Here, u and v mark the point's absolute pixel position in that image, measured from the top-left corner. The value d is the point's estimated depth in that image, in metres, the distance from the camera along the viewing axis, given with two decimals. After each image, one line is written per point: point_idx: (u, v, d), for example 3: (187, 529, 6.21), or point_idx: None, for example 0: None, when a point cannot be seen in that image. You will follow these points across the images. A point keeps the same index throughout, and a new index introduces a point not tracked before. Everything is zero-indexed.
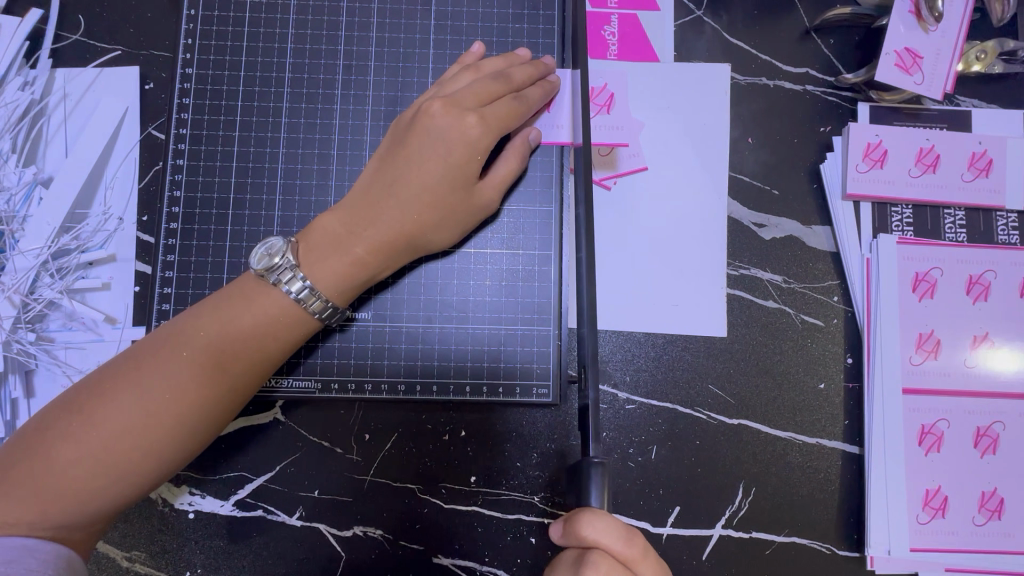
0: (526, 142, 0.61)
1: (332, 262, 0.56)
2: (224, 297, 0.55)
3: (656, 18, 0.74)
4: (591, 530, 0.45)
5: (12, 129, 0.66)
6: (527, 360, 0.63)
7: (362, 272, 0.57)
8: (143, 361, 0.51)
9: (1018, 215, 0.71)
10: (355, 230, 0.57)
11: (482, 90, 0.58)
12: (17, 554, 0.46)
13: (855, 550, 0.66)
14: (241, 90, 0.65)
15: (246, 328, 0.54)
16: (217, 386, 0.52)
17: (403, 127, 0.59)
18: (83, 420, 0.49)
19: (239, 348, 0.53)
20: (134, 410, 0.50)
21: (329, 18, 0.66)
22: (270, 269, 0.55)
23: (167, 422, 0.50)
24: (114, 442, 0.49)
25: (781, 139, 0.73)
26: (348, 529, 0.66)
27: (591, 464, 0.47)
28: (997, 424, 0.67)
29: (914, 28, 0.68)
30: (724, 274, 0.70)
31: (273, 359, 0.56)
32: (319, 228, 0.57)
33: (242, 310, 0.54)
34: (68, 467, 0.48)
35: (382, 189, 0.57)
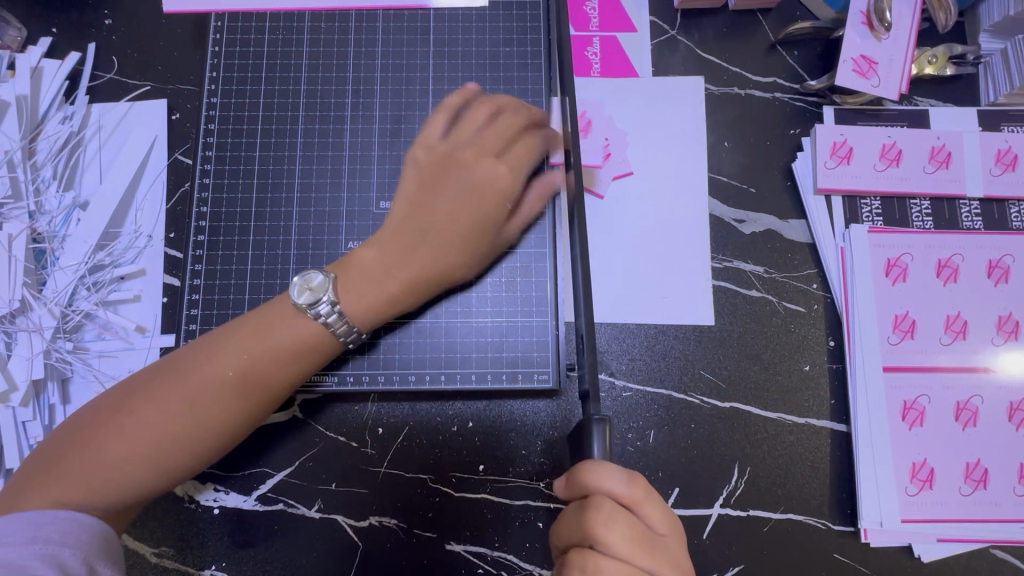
0: (551, 184, 0.69)
1: (366, 296, 0.61)
2: (265, 314, 0.60)
3: (634, 38, 0.81)
4: (591, 476, 0.48)
5: (53, 157, 0.73)
6: (528, 350, 0.67)
7: (393, 308, 0.63)
8: (189, 369, 0.56)
9: (980, 202, 0.76)
10: (391, 270, 0.62)
11: (524, 143, 0.67)
12: (69, 526, 0.49)
13: (849, 524, 0.69)
14: (260, 115, 0.72)
15: (286, 347, 0.58)
16: (256, 395, 0.58)
17: (438, 166, 0.65)
18: (133, 415, 0.54)
19: (278, 362, 0.58)
20: (181, 412, 0.55)
21: (338, 49, 0.74)
22: (313, 303, 0.59)
23: (209, 425, 0.56)
24: (164, 440, 0.54)
25: (754, 142, 0.79)
26: (364, 520, 0.69)
27: (593, 420, 0.49)
28: (976, 397, 0.71)
29: (868, 37, 0.75)
30: (709, 267, 0.75)
31: (307, 373, 0.61)
32: (357, 266, 0.62)
33: (283, 331, 0.59)
34: (118, 458, 0.53)
35: (416, 233, 0.63)
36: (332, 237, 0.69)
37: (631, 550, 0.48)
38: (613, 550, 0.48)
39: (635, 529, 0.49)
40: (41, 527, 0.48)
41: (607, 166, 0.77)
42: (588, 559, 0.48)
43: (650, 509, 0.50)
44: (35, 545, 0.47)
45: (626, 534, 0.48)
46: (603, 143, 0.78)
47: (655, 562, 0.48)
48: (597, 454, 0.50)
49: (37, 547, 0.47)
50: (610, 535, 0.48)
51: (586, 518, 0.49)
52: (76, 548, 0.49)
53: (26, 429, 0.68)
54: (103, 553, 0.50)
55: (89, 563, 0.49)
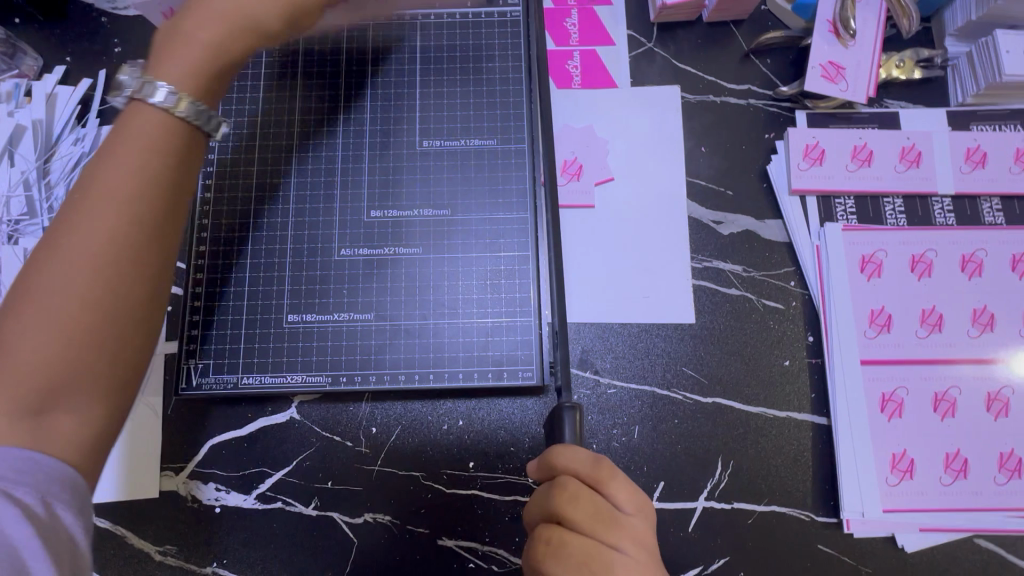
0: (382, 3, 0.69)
1: (183, 57, 0.51)
2: (83, 188, 0.47)
3: (613, 51, 0.85)
4: (557, 454, 0.52)
5: (67, 177, 0.78)
6: (512, 348, 0.70)
7: (202, 63, 0.52)
8: (36, 279, 0.45)
9: (952, 199, 0.78)
10: (188, 59, 0.51)
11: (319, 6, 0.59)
12: (20, 462, 0.41)
13: (832, 515, 0.71)
14: (256, 130, 0.76)
15: (138, 159, 0.48)
16: (142, 224, 0.47)
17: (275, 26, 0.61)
18: (10, 324, 0.43)
19: (143, 183, 0.47)
20: (62, 275, 0.44)
21: (330, 68, 0.78)
22: (145, 83, 0.50)
23: (101, 309, 0.45)
24: (58, 319, 0.44)
25: (731, 147, 0.82)
26: (360, 517, 0.72)
27: (564, 405, 0.55)
28: (953, 388, 0.72)
29: (835, 44, 0.78)
30: (689, 267, 0.78)
31: (179, 174, 0.50)
32: (180, 35, 0.52)
33: (119, 163, 0.47)
34: (22, 368, 0.43)
35: (196, 1, 0.54)
36: (325, 245, 0.73)
37: (594, 525, 0.50)
38: (577, 524, 0.51)
39: (599, 507, 0.51)
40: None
41: (583, 178, 0.80)
42: (553, 533, 0.51)
43: (616, 489, 0.51)
44: None
45: (589, 510, 0.51)
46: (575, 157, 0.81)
47: (617, 538, 0.50)
48: (568, 438, 0.55)
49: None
50: (574, 510, 0.51)
51: (552, 495, 0.52)
52: (33, 486, 0.42)
53: None
54: (65, 493, 0.43)
55: (47, 502, 0.42)
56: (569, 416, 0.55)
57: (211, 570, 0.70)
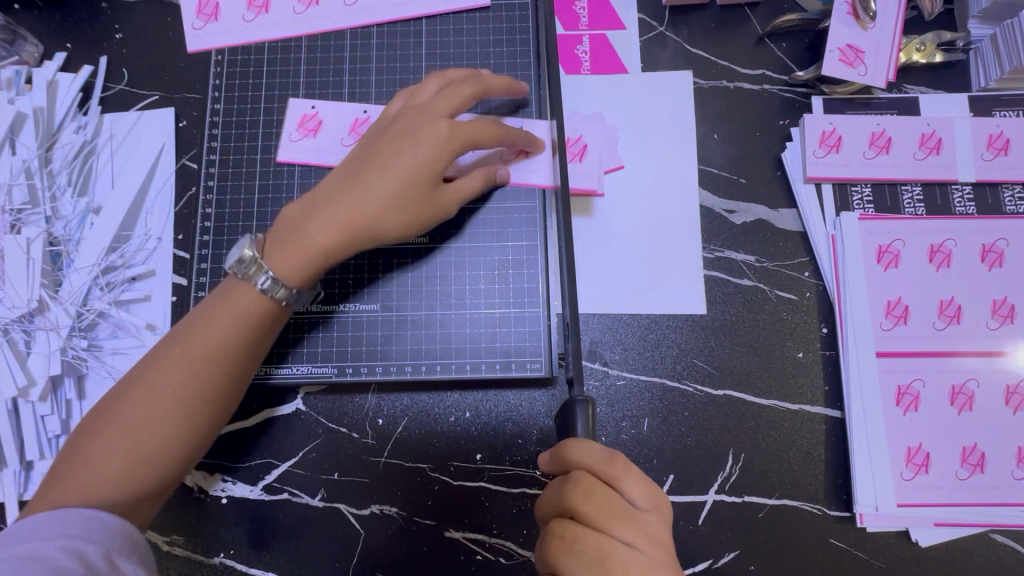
0: (494, 175, 0.68)
1: (297, 253, 0.62)
2: (208, 303, 0.63)
3: (623, 35, 0.83)
4: (571, 451, 0.51)
5: (68, 165, 0.77)
6: (520, 340, 0.69)
7: (321, 258, 0.63)
8: (149, 364, 0.59)
9: (973, 187, 0.76)
10: (318, 216, 0.63)
11: (455, 97, 0.65)
12: (93, 523, 0.52)
13: (845, 509, 0.70)
14: (261, 119, 0.75)
15: (242, 301, 0.61)
16: (229, 349, 0.60)
17: (381, 130, 0.67)
18: (113, 411, 0.57)
19: (240, 320, 0.61)
20: (158, 379, 0.58)
21: (335, 55, 0.76)
22: (242, 267, 0.62)
23: (178, 409, 0.58)
24: (142, 418, 0.57)
25: (744, 134, 0.80)
26: (366, 508, 0.71)
27: (575, 399, 0.52)
28: (972, 381, 0.71)
29: (854, 27, 0.76)
30: (700, 257, 0.77)
31: (272, 327, 0.63)
32: (294, 215, 0.64)
33: (227, 304, 0.61)
34: (105, 453, 0.56)
35: (320, 202, 0.64)
36: None
37: (610, 521, 0.50)
38: (590, 520, 0.50)
39: (613, 503, 0.51)
40: (66, 524, 0.51)
41: (586, 159, 0.78)
42: (567, 529, 0.51)
43: (627, 485, 0.51)
44: (61, 540, 0.49)
45: (602, 507, 0.50)
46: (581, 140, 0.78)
47: (630, 533, 0.50)
48: (580, 433, 0.52)
49: (64, 541, 0.49)
50: (588, 506, 0.50)
51: (565, 492, 0.51)
52: (99, 543, 0.51)
53: (45, 423, 0.71)
54: (126, 548, 0.52)
55: (110, 558, 0.50)
56: (582, 411, 0.52)
57: (218, 560, 0.70)
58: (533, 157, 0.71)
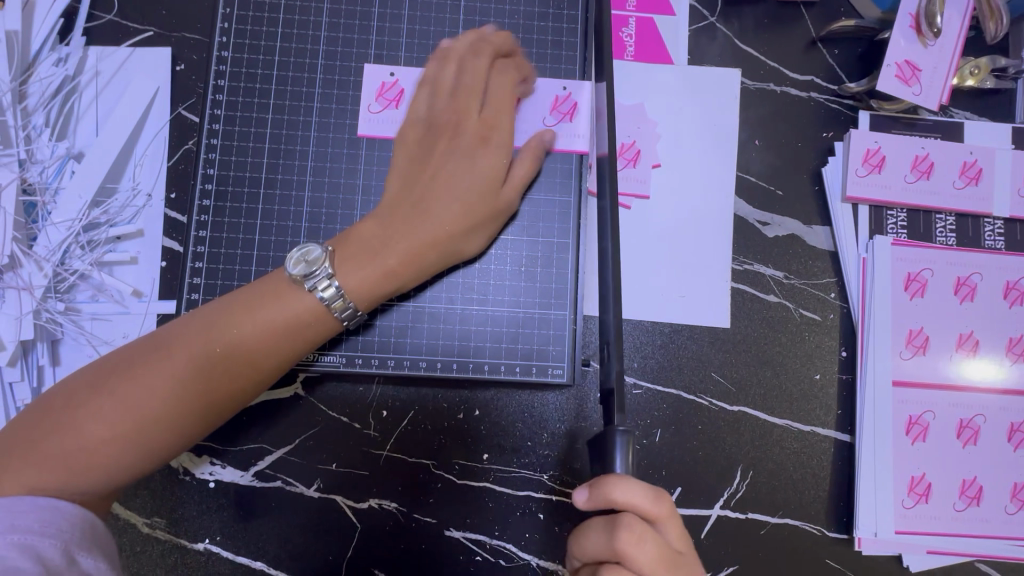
0: (542, 142, 0.64)
1: (365, 274, 0.58)
2: (250, 297, 0.57)
3: (672, 22, 0.77)
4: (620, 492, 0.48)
5: (45, 103, 0.68)
6: (542, 343, 0.66)
7: (392, 283, 0.59)
8: (169, 346, 0.53)
9: (1005, 222, 0.75)
10: (388, 241, 0.59)
11: (504, 109, 0.63)
12: (50, 515, 0.48)
13: (843, 531, 0.71)
14: (275, 74, 0.68)
15: (290, 312, 0.56)
16: (259, 361, 0.55)
17: (430, 141, 0.62)
18: (113, 399, 0.51)
19: (279, 334, 0.56)
20: (173, 380, 0.52)
21: (362, 9, 0.69)
22: (307, 276, 0.56)
23: (188, 411, 0.53)
24: (145, 422, 0.51)
25: (786, 143, 0.76)
26: (363, 502, 0.68)
27: (618, 432, 0.50)
28: (979, 416, 0.72)
29: (914, 43, 0.72)
30: (729, 269, 0.74)
31: (312, 344, 0.58)
32: (356, 237, 0.59)
33: (271, 309, 0.56)
34: (94, 444, 0.50)
35: (385, 225, 0.59)
36: (346, 212, 0.66)
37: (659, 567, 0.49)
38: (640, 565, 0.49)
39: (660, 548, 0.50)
40: (19, 515, 0.47)
41: (632, 171, 0.74)
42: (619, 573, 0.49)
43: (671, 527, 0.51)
44: (13, 534, 0.45)
45: (653, 553, 0.49)
46: (630, 141, 0.75)
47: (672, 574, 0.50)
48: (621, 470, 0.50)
49: (14, 536, 0.46)
50: (637, 552, 0.49)
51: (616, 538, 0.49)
52: (55, 538, 0.47)
53: (13, 391, 0.65)
54: (84, 541, 0.49)
55: (68, 553, 0.47)
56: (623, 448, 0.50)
57: (202, 546, 0.67)
58: (579, 126, 0.67)
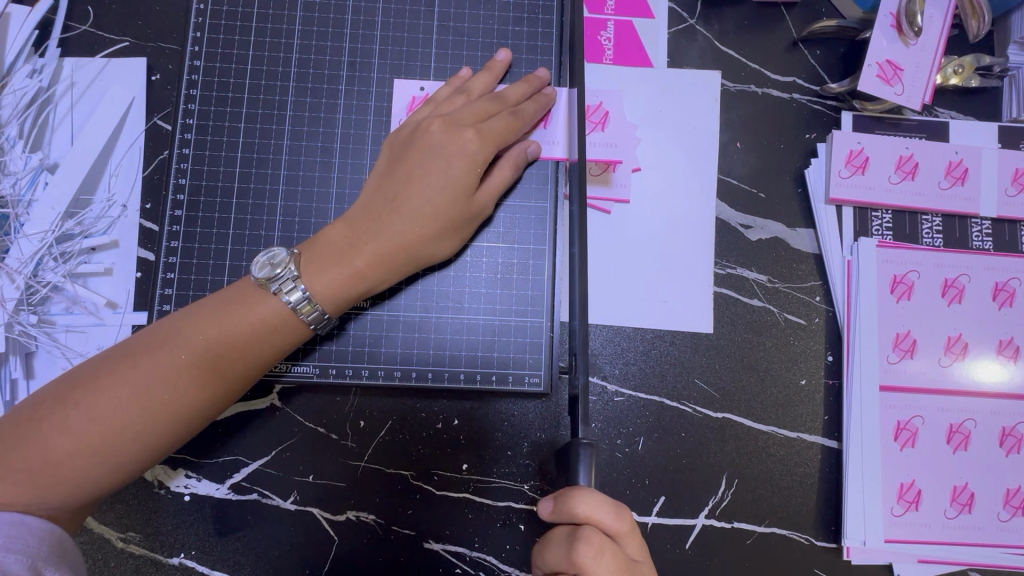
0: (525, 153, 0.64)
1: (332, 275, 0.57)
2: (219, 303, 0.56)
3: (651, 25, 0.77)
4: (581, 503, 0.48)
5: (19, 115, 0.68)
6: (519, 351, 0.65)
7: (360, 285, 0.58)
8: (137, 356, 0.53)
9: (992, 222, 0.74)
10: (356, 243, 0.58)
11: (480, 108, 0.61)
12: (15, 530, 0.47)
13: (832, 540, 0.69)
14: (247, 83, 0.67)
15: (260, 317, 0.55)
16: (229, 369, 0.55)
17: (403, 144, 0.61)
18: (79, 410, 0.50)
19: (250, 339, 0.55)
20: (140, 391, 0.52)
21: (335, 16, 0.68)
22: (272, 278, 0.55)
23: (155, 422, 0.52)
24: (112, 435, 0.51)
25: (768, 145, 0.75)
26: (341, 514, 0.67)
27: (580, 444, 0.49)
28: (969, 421, 0.70)
29: (896, 42, 0.71)
30: (712, 273, 0.73)
31: (283, 351, 0.58)
32: (324, 240, 0.59)
33: (240, 314, 0.55)
34: (60, 458, 0.49)
35: (354, 227, 0.59)
36: (320, 221, 0.65)
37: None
38: None
39: (619, 560, 0.49)
40: None
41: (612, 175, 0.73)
42: None
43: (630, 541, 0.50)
44: None
45: (612, 566, 0.48)
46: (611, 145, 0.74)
47: None
48: (584, 482, 0.50)
49: None
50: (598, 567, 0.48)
51: (575, 550, 0.48)
52: (21, 553, 0.47)
53: None
54: (52, 556, 0.49)
55: (34, 568, 0.48)
56: (587, 458, 0.49)
57: (178, 561, 0.66)
58: (555, 133, 0.66)
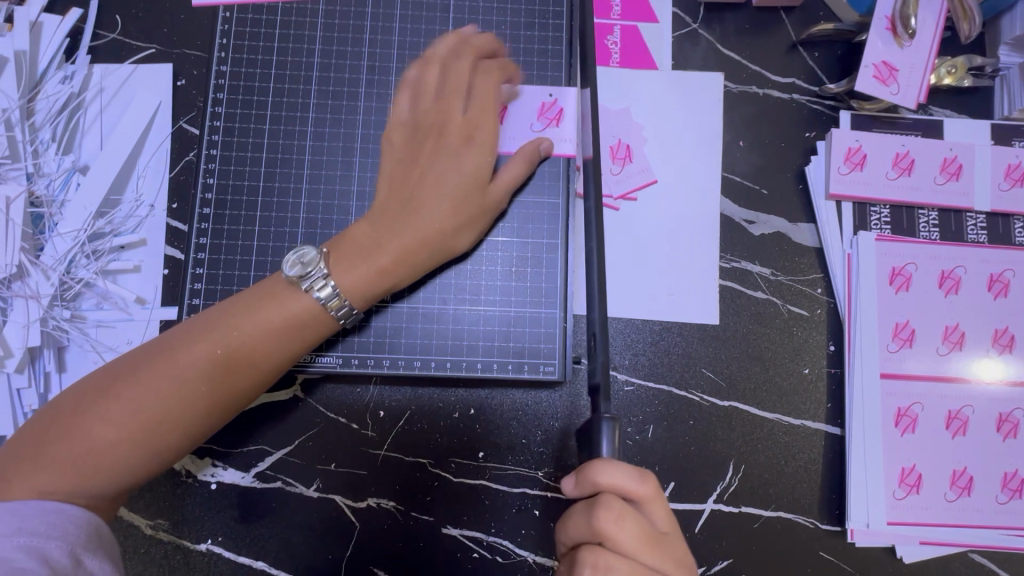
0: (537, 150, 0.66)
1: (358, 272, 0.60)
2: (250, 299, 0.59)
3: (656, 29, 0.80)
4: (603, 473, 0.50)
5: (52, 119, 0.71)
6: (534, 341, 0.68)
7: (385, 281, 0.61)
8: (173, 350, 0.55)
9: (987, 216, 0.77)
10: (381, 241, 0.61)
11: (489, 108, 0.65)
12: (56, 518, 0.49)
13: (836, 524, 0.71)
14: (271, 87, 0.70)
15: (288, 312, 0.58)
16: (260, 362, 0.57)
17: (419, 143, 0.64)
18: (119, 402, 0.53)
19: (280, 334, 0.58)
20: (177, 383, 0.54)
21: (355, 23, 0.71)
22: (303, 276, 0.58)
23: (191, 412, 0.54)
24: (151, 425, 0.53)
25: (769, 143, 0.78)
26: (362, 501, 0.69)
27: (603, 418, 0.52)
28: (967, 407, 0.73)
29: (891, 43, 0.74)
30: (717, 266, 0.76)
31: (310, 344, 0.60)
32: (349, 238, 0.61)
33: (272, 310, 0.58)
34: (102, 447, 0.52)
35: (377, 225, 0.62)
36: (342, 218, 0.68)
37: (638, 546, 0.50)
38: (623, 548, 0.50)
39: (643, 528, 0.51)
40: (25, 519, 0.48)
41: (621, 174, 0.76)
42: (598, 555, 0.50)
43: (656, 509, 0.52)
44: (21, 537, 0.46)
45: (636, 532, 0.50)
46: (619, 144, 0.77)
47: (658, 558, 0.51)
48: (608, 454, 0.52)
49: (21, 539, 0.46)
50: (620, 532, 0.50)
51: (596, 516, 0.51)
52: (62, 540, 0.48)
53: (21, 397, 0.66)
54: (91, 543, 0.50)
55: (75, 555, 0.48)
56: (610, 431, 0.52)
57: (205, 547, 0.68)
58: (566, 131, 0.69)
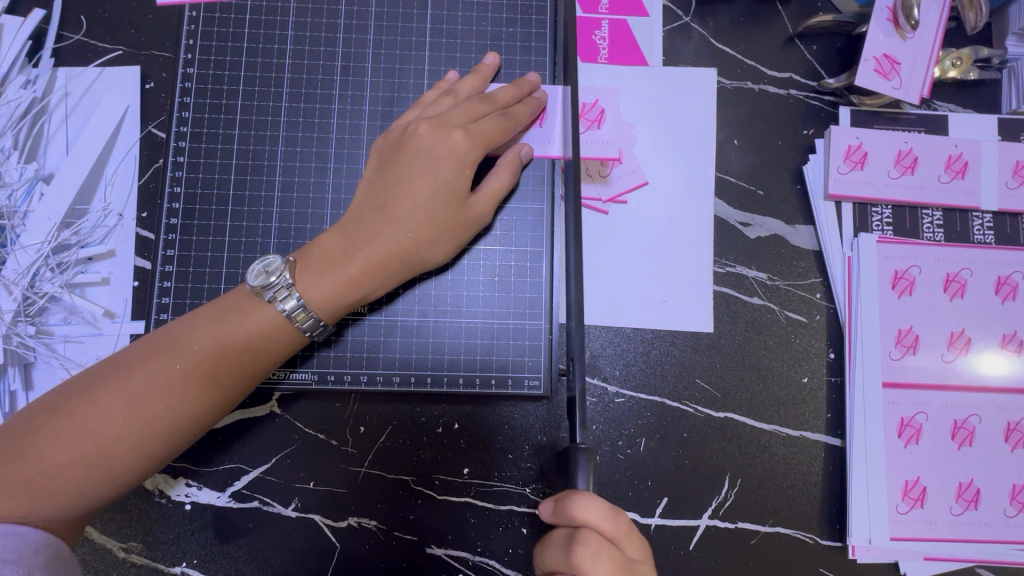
0: (518, 157, 0.63)
1: (327, 283, 0.57)
2: (214, 313, 0.56)
3: (646, 24, 0.76)
4: (578, 505, 0.48)
5: (14, 126, 0.68)
6: (518, 354, 0.65)
7: (356, 292, 0.58)
8: (130, 367, 0.52)
9: (994, 216, 0.73)
10: (350, 251, 0.58)
11: (468, 109, 0.60)
12: (11, 541, 0.47)
13: (837, 539, 0.68)
14: (241, 90, 0.67)
15: (254, 326, 0.55)
16: (224, 379, 0.54)
17: (392, 149, 0.61)
18: (73, 423, 0.50)
19: (245, 349, 0.55)
20: (135, 401, 0.51)
21: (328, 21, 0.68)
22: (267, 286, 0.55)
23: (150, 433, 0.52)
24: (107, 446, 0.50)
25: (765, 141, 0.75)
26: (342, 520, 0.67)
27: (578, 449, 0.49)
28: (973, 417, 0.70)
29: (893, 35, 0.71)
30: (711, 271, 0.72)
31: (278, 360, 0.57)
32: (319, 247, 0.58)
33: (234, 323, 0.55)
34: (55, 469, 0.49)
35: (347, 233, 0.59)
36: (316, 227, 0.65)
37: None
38: None
39: (618, 562, 0.48)
40: None
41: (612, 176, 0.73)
42: None
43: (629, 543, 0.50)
44: None
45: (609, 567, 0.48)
46: None
47: None
48: (582, 486, 0.50)
49: None
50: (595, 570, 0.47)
51: (573, 551, 0.48)
52: (18, 563, 0.47)
53: None
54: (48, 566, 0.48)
55: None
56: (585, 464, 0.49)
57: (179, 570, 0.66)
58: (550, 131, 0.65)
